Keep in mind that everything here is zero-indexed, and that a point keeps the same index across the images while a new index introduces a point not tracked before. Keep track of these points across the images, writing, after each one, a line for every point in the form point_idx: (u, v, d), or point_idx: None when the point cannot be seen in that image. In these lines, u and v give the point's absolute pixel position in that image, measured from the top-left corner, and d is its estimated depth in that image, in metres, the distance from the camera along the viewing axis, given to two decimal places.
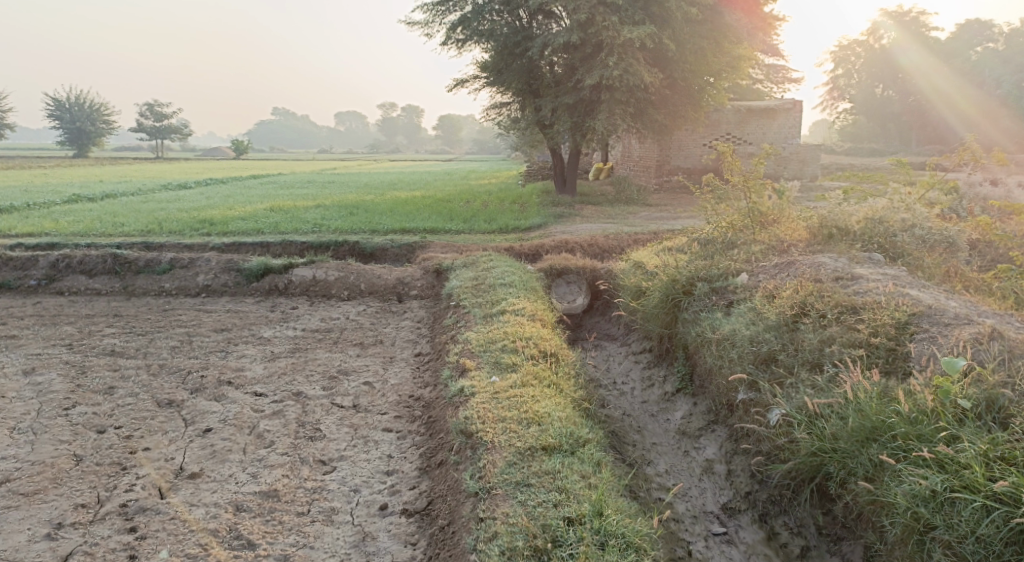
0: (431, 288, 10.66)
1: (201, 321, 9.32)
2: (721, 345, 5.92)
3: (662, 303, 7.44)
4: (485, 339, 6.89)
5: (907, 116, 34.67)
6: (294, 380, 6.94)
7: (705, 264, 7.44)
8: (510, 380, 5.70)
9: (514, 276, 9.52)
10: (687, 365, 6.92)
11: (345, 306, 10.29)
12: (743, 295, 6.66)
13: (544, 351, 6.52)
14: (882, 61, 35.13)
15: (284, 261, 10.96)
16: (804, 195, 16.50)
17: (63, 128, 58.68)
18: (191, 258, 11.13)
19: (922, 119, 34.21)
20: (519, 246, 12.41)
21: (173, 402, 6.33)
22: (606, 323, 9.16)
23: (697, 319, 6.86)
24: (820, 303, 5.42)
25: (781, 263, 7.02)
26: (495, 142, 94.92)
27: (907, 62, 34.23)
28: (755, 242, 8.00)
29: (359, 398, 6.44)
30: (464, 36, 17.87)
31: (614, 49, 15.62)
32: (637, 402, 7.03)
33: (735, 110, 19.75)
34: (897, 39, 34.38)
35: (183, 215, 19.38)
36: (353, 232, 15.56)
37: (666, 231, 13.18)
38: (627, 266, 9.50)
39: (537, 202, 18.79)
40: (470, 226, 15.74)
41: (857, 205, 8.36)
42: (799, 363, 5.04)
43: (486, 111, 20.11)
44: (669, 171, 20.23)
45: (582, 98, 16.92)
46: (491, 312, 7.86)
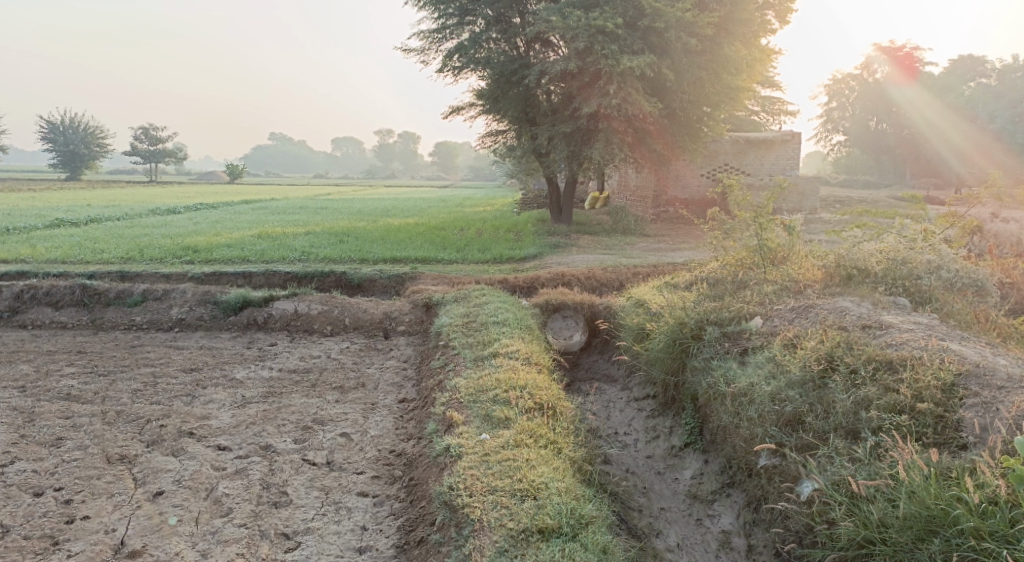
0: (420, 323, 10.02)
1: (170, 359, 8.68)
2: (737, 400, 5.31)
3: (668, 348, 6.85)
4: (475, 387, 6.28)
5: (900, 149, 34.44)
6: (263, 431, 6.30)
7: (715, 305, 6.86)
8: (503, 439, 5.10)
9: (507, 312, 8.91)
10: (696, 417, 6.31)
11: (327, 342, 9.64)
12: (759, 342, 6.07)
13: (540, 402, 5.91)
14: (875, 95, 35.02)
15: (264, 294, 10.36)
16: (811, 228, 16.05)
17: (56, 151, 58.18)
18: (165, 289, 10.51)
19: (916, 151, 33.97)
20: (513, 279, 11.82)
21: (125, 459, 5.71)
22: (606, 365, 8.55)
23: (708, 368, 6.26)
24: (851, 357, 4.85)
25: (799, 306, 6.45)
26: (490, 168, 94.74)
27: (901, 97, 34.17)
28: (768, 281, 7.43)
29: (335, 454, 5.80)
30: (459, 64, 17.47)
31: (612, 79, 15.22)
32: (641, 458, 6.40)
33: (733, 140, 19.36)
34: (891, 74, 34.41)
35: (166, 241, 18.76)
36: (342, 261, 14.99)
37: (667, 264, 12.64)
38: (628, 304, 8.91)
39: (532, 231, 18.30)
40: (463, 255, 15.20)
41: (874, 243, 7.82)
42: (832, 428, 4.47)
43: (481, 139, 19.67)
44: (667, 202, 19.66)
45: (579, 127, 16.48)
46: (482, 355, 7.25)
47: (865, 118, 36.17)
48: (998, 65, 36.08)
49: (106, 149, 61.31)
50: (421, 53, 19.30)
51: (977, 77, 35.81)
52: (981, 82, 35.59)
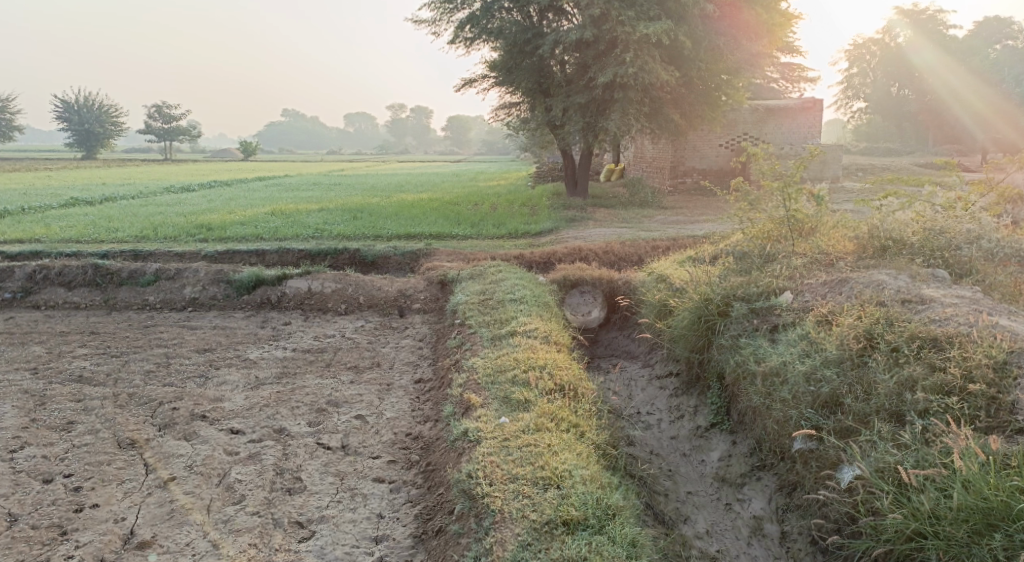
0: (435, 301, 9.81)
1: (183, 339, 8.54)
2: (768, 380, 5.06)
3: (693, 325, 6.60)
4: (493, 367, 6.07)
5: (923, 115, 33.59)
6: (277, 413, 6.14)
7: (742, 280, 6.58)
8: (523, 422, 4.90)
9: (525, 289, 8.66)
10: (723, 396, 6.09)
11: (342, 321, 9.47)
12: (789, 318, 5.80)
13: (561, 383, 5.70)
14: (894, 61, 33.98)
15: (277, 272, 10.19)
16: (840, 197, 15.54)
17: (72, 131, 58.28)
18: (178, 268, 10.36)
19: (938, 118, 33.11)
20: (529, 254, 11.57)
21: (136, 444, 5.56)
22: (627, 341, 8.31)
23: (736, 346, 5.99)
24: (892, 334, 4.60)
25: (831, 280, 6.15)
26: (504, 141, 93.67)
27: (921, 62, 33.03)
28: (796, 255, 7.13)
29: (349, 437, 5.63)
30: (472, 34, 17.05)
31: (629, 46, 14.77)
32: (666, 439, 6.20)
33: (753, 109, 18.86)
34: (911, 40, 33.33)
35: (180, 219, 18.65)
36: (355, 238, 14.80)
37: (687, 237, 12.31)
38: (649, 279, 8.64)
39: (547, 204, 17.98)
40: (478, 231, 14.95)
41: (908, 213, 7.48)
42: (874, 410, 4.25)
43: (495, 112, 19.29)
44: (684, 172, 19.32)
45: (594, 98, 16.06)
46: (500, 334, 7.04)
47: (886, 85, 35.11)
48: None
49: (121, 128, 61.34)
50: (432, 24, 18.88)
51: (1003, 39, 34.85)
52: (1008, 45, 34.49)
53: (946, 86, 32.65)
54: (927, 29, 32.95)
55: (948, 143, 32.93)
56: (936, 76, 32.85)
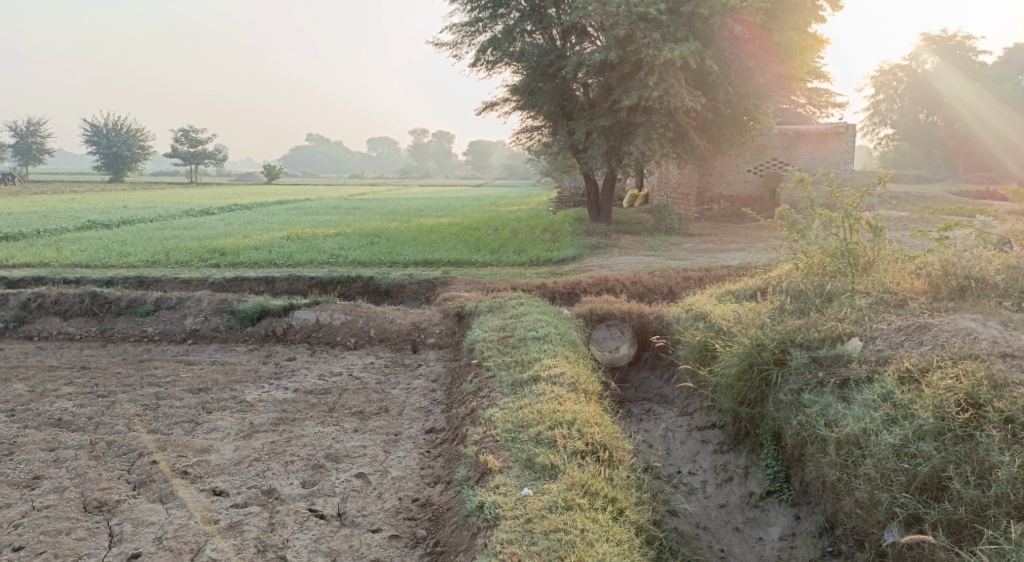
0: (451, 335, 9.09)
1: (177, 376, 7.86)
2: (844, 449, 4.40)
3: (744, 374, 5.80)
4: (514, 423, 5.31)
5: (951, 142, 32.60)
6: (268, 470, 5.41)
7: (800, 323, 5.79)
8: (551, 496, 4.24)
9: (549, 325, 7.88)
10: (780, 458, 5.37)
11: (350, 357, 8.76)
12: (862, 372, 5.00)
13: (593, 443, 4.96)
14: (919, 88, 32.93)
15: (283, 303, 9.52)
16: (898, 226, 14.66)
17: (99, 153, 58.81)
18: (179, 298, 9.75)
19: (966, 145, 32.13)
20: (552, 284, 10.82)
21: (104, 506, 4.85)
22: (661, 384, 7.55)
23: (797, 403, 5.20)
24: (1003, 401, 4.02)
25: (906, 325, 5.39)
26: (523, 165, 93.03)
27: (946, 89, 31.94)
28: (857, 294, 6.37)
29: (347, 503, 4.89)
30: (493, 58, 16.48)
31: (655, 68, 14.11)
32: (713, 507, 5.44)
33: (784, 134, 18.03)
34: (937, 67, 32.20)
35: (194, 244, 18.16)
36: (371, 264, 14.17)
37: (721, 266, 11.52)
38: (685, 315, 7.85)
39: (570, 230, 17.29)
40: (498, 257, 14.27)
41: (982, 250, 6.64)
42: (993, 501, 3.76)
43: (517, 136, 18.65)
44: (711, 199, 18.47)
45: (619, 121, 15.30)
46: (521, 379, 6.30)
47: (914, 110, 33.89)
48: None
49: (148, 151, 61.93)
50: (454, 47, 18.40)
51: None
52: None
53: (971, 113, 31.61)
54: (953, 55, 31.73)
55: (977, 171, 31.73)
56: (964, 103, 31.76)
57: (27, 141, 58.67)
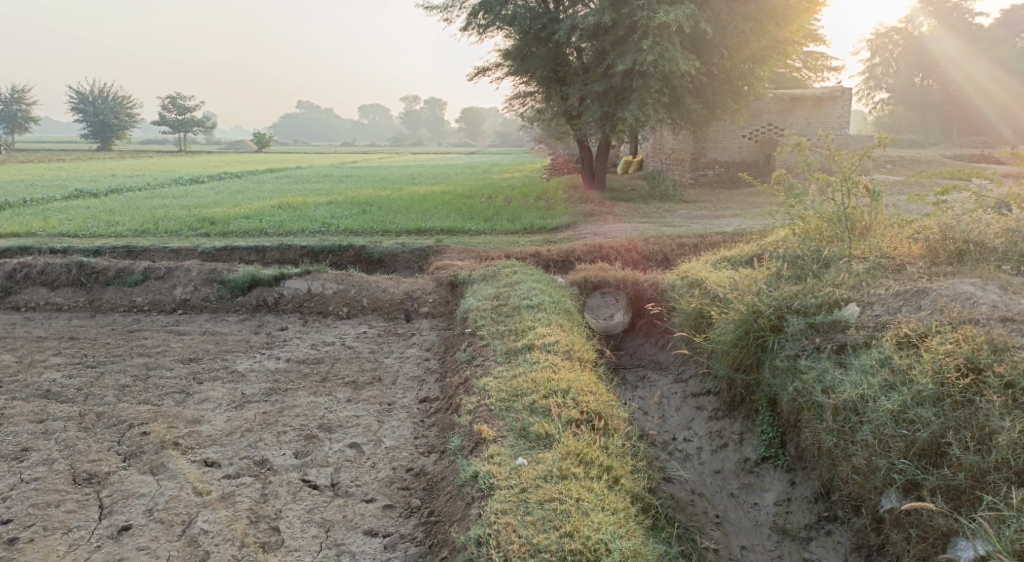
0: (444, 304, 9.01)
1: (167, 347, 7.76)
2: (841, 416, 4.35)
3: (739, 340, 5.75)
4: (509, 392, 5.26)
5: (945, 106, 31.99)
6: (260, 440, 5.35)
7: (797, 289, 5.73)
8: (546, 465, 4.21)
9: (543, 294, 7.79)
10: (776, 425, 5.34)
11: (343, 326, 8.68)
12: (860, 337, 4.96)
13: (587, 411, 4.92)
14: (914, 52, 32.54)
15: (274, 272, 9.40)
16: (896, 190, 14.53)
17: (87, 121, 57.93)
18: (168, 267, 9.60)
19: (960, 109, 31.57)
20: (546, 252, 10.72)
21: (94, 478, 4.79)
22: (655, 351, 7.52)
23: (793, 370, 5.15)
24: (1004, 365, 3.96)
25: (904, 290, 5.34)
26: (517, 132, 92.07)
27: (940, 52, 31.76)
28: (855, 259, 6.29)
29: (340, 473, 4.85)
30: (486, 21, 16.13)
31: (649, 32, 13.83)
32: (708, 473, 5.45)
33: (779, 99, 17.81)
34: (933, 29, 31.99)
35: (183, 213, 17.93)
36: (363, 233, 14.03)
37: (716, 233, 11.42)
38: (681, 282, 7.78)
39: (564, 198, 17.14)
40: (491, 225, 14.15)
41: (981, 214, 6.56)
42: (993, 467, 3.72)
43: (510, 102, 18.36)
44: (706, 165, 18.33)
45: (614, 86, 15.05)
46: (515, 347, 6.23)
47: (909, 74, 33.54)
48: None
49: (136, 119, 61.05)
50: (445, 11, 18.04)
51: None
52: None
53: (966, 76, 31.34)
54: (949, 18, 31.59)
55: (972, 135, 31.55)
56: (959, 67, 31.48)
57: (12, 109, 57.66)
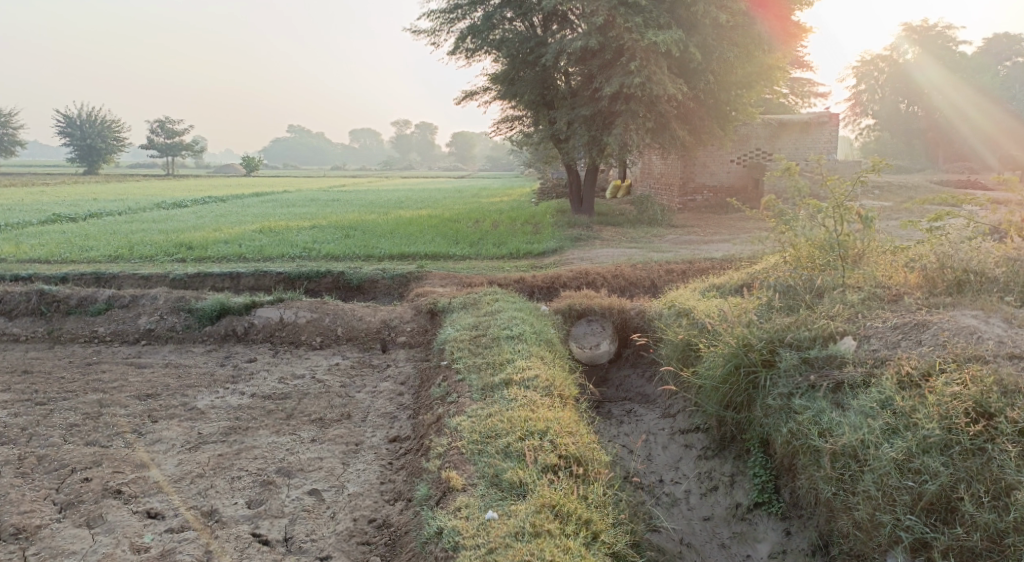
0: (423, 333, 8.62)
1: (126, 381, 7.33)
2: (840, 463, 4.00)
3: (729, 375, 5.38)
4: (482, 433, 4.87)
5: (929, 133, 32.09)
6: (211, 488, 4.94)
7: (789, 320, 5.39)
8: (517, 520, 3.83)
9: (524, 323, 7.41)
10: (768, 467, 5.00)
11: (315, 357, 8.27)
12: (858, 374, 4.62)
13: (565, 455, 4.53)
14: (898, 80, 32.81)
15: (245, 301, 9.00)
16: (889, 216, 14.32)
17: (74, 145, 57.50)
18: (133, 296, 9.19)
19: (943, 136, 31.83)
20: (531, 278, 10.37)
21: (22, 534, 4.38)
22: (642, 383, 7.18)
23: (787, 409, 4.80)
24: (1018, 410, 3.63)
25: (902, 323, 5.04)
26: (507, 156, 91.97)
27: (923, 80, 31.83)
28: (849, 288, 6.00)
29: (295, 526, 4.45)
30: (473, 46, 15.93)
31: (636, 56, 13.64)
32: (697, 520, 5.12)
33: (767, 124, 17.67)
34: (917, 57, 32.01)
35: (162, 237, 17.51)
36: (344, 258, 13.65)
37: (705, 259, 11.11)
38: (668, 310, 7.44)
39: (551, 222, 16.84)
40: (476, 250, 13.82)
41: (979, 241, 6.29)
42: (1011, 528, 3.37)
43: (497, 126, 18.13)
44: (694, 189, 18.05)
45: (600, 110, 14.82)
46: (492, 382, 5.85)
47: (894, 101, 33.46)
48: None
49: (123, 142, 60.66)
50: (432, 34, 17.86)
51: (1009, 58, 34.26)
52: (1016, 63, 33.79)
53: (951, 102, 31.47)
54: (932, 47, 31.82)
55: (957, 160, 31.59)
56: (943, 94, 31.63)
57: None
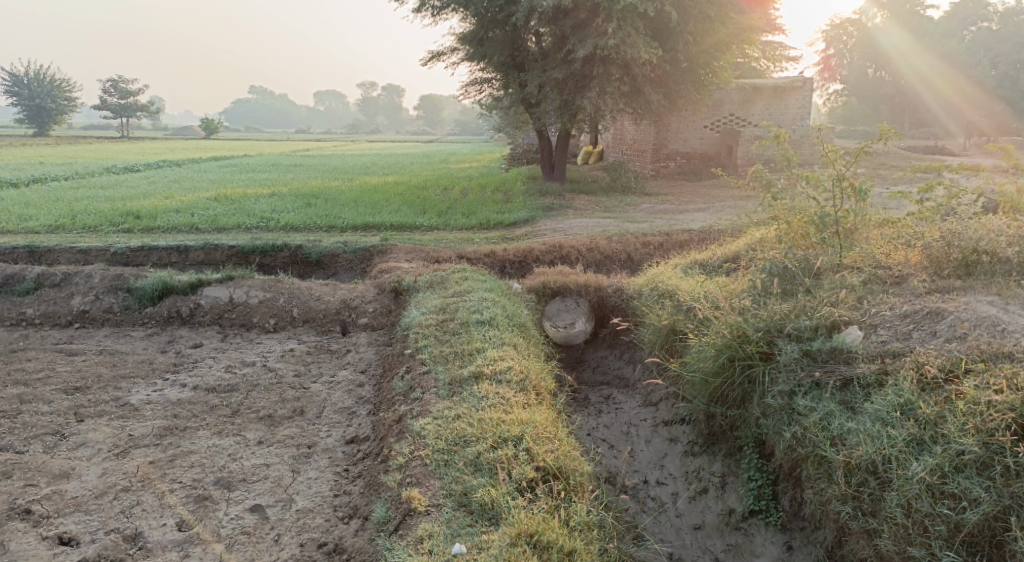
0: (386, 314, 7.97)
1: (53, 371, 6.62)
2: (864, 485, 3.64)
3: (721, 369, 4.87)
4: (448, 439, 4.30)
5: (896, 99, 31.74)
6: (138, 505, 4.33)
7: (787, 308, 4.85)
8: (490, 554, 3.35)
9: (495, 306, 6.79)
10: (766, 471, 4.54)
11: (268, 342, 7.59)
12: (869, 372, 4.11)
13: (543, 468, 4.02)
14: (865, 44, 32.20)
15: (191, 279, 8.26)
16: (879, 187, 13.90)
17: (21, 106, 54.50)
18: (65, 274, 8.40)
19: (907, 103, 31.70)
20: (502, 252, 9.77)
21: None
22: (622, 367, 6.69)
23: (789, 410, 4.30)
24: None
25: (913, 312, 4.53)
26: (475, 119, 90.15)
27: (889, 46, 31.35)
28: (848, 270, 5.53)
29: (232, 553, 3.94)
30: (440, 4, 15.01)
31: (611, 15, 12.89)
32: (687, 531, 4.71)
33: (740, 88, 17.07)
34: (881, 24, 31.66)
35: (108, 206, 16.44)
36: (305, 229, 12.88)
37: (682, 230, 10.58)
38: (648, 289, 6.88)
39: (522, 190, 16.20)
40: (445, 220, 13.14)
41: (984, 218, 5.83)
42: None
43: (465, 89, 17.29)
44: (667, 156, 17.49)
45: (573, 73, 14.11)
46: (460, 376, 5.26)
47: (863, 66, 32.81)
48: (1002, 7, 33.71)
49: (75, 103, 57.78)
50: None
51: (976, 22, 33.48)
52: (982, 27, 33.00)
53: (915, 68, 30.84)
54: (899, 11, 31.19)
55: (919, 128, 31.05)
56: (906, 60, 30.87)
57: None
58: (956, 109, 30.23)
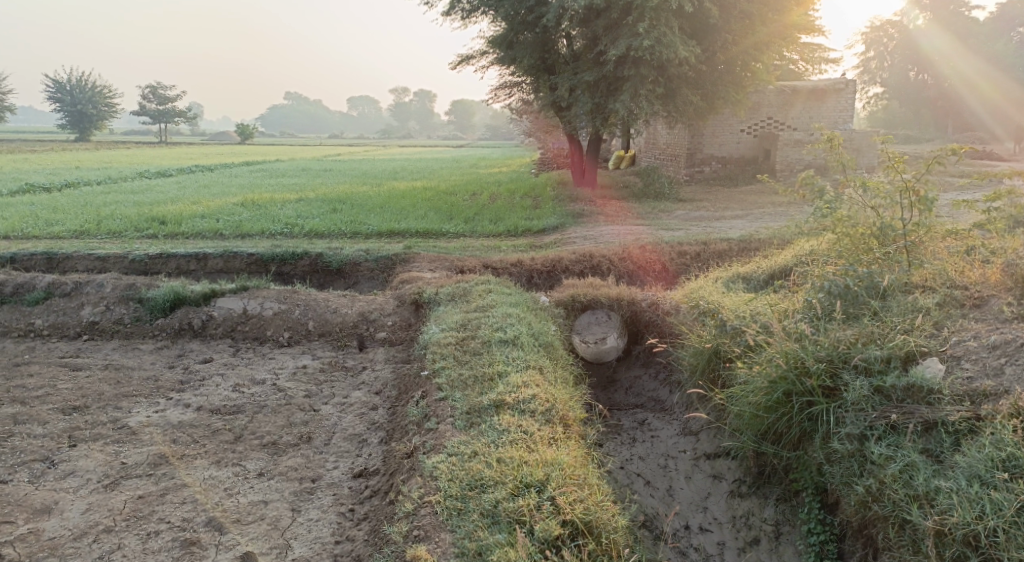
0: (406, 327, 7.49)
1: (53, 388, 6.27)
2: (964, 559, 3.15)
3: (777, 404, 4.25)
4: (463, 483, 3.80)
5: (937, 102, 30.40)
6: (118, 550, 3.98)
7: (852, 335, 4.24)
8: None
9: (520, 323, 6.24)
10: (829, 523, 3.98)
11: (281, 357, 7.15)
12: (960, 418, 3.57)
13: (571, 522, 3.51)
14: (907, 45, 31.11)
15: (203, 290, 7.88)
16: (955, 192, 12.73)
17: (64, 111, 55.40)
18: (76, 283, 8.08)
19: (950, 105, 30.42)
20: (529, 261, 9.26)
21: None
22: (659, 390, 6.11)
23: (862, 457, 3.74)
24: None
25: (1005, 344, 3.89)
26: (506, 124, 89.79)
27: (930, 47, 30.21)
28: (919, 292, 4.91)
29: None
30: (469, 6, 14.55)
31: (645, 14, 12.32)
32: None
33: (780, 90, 16.28)
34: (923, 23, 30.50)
35: (134, 211, 16.26)
36: (328, 235, 12.50)
37: (721, 239, 9.94)
38: (687, 306, 6.27)
39: (552, 195, 15.65)
40: (472, 226, 12.66)
41: None
42: None
43: (495, 92, 16.81)
44: (702, 160, 16.89)
45: (606, 75, 13.53)
46: (480, 405, 4.74)
47: (904, 68, 31.82)
48: None
49: (115, 109, 58.55)
50: None
51: None
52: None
53: (960, 71, 29.51)
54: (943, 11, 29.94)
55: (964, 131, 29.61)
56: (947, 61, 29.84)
57: None
58: (1002, 112, 28.81)
